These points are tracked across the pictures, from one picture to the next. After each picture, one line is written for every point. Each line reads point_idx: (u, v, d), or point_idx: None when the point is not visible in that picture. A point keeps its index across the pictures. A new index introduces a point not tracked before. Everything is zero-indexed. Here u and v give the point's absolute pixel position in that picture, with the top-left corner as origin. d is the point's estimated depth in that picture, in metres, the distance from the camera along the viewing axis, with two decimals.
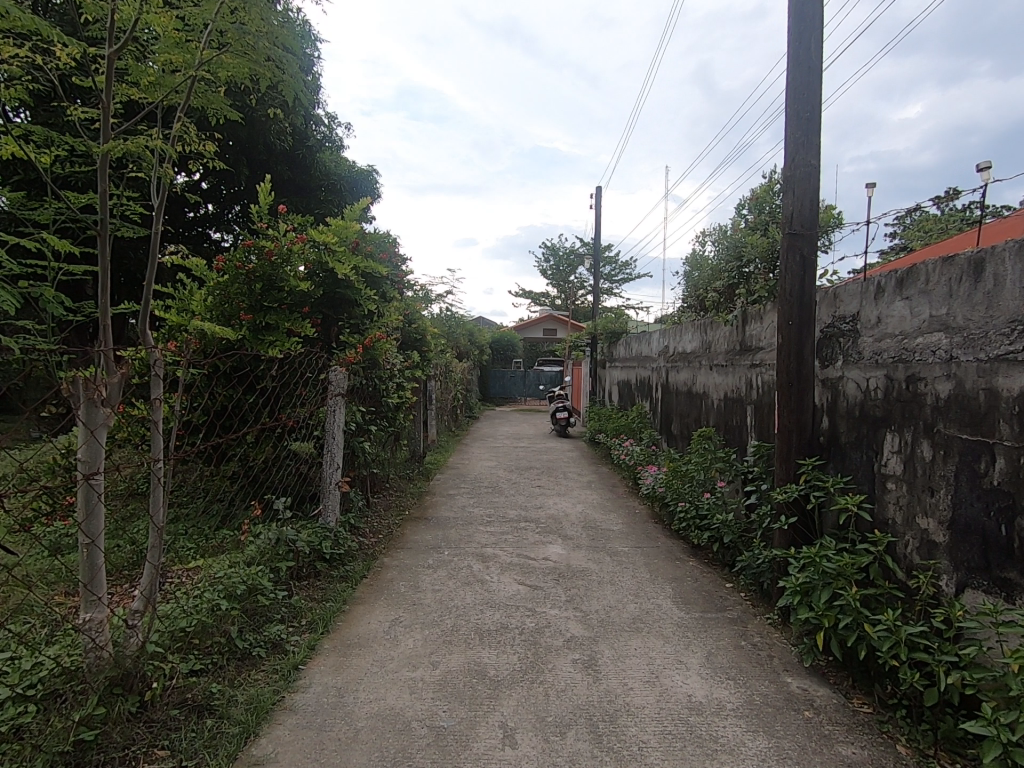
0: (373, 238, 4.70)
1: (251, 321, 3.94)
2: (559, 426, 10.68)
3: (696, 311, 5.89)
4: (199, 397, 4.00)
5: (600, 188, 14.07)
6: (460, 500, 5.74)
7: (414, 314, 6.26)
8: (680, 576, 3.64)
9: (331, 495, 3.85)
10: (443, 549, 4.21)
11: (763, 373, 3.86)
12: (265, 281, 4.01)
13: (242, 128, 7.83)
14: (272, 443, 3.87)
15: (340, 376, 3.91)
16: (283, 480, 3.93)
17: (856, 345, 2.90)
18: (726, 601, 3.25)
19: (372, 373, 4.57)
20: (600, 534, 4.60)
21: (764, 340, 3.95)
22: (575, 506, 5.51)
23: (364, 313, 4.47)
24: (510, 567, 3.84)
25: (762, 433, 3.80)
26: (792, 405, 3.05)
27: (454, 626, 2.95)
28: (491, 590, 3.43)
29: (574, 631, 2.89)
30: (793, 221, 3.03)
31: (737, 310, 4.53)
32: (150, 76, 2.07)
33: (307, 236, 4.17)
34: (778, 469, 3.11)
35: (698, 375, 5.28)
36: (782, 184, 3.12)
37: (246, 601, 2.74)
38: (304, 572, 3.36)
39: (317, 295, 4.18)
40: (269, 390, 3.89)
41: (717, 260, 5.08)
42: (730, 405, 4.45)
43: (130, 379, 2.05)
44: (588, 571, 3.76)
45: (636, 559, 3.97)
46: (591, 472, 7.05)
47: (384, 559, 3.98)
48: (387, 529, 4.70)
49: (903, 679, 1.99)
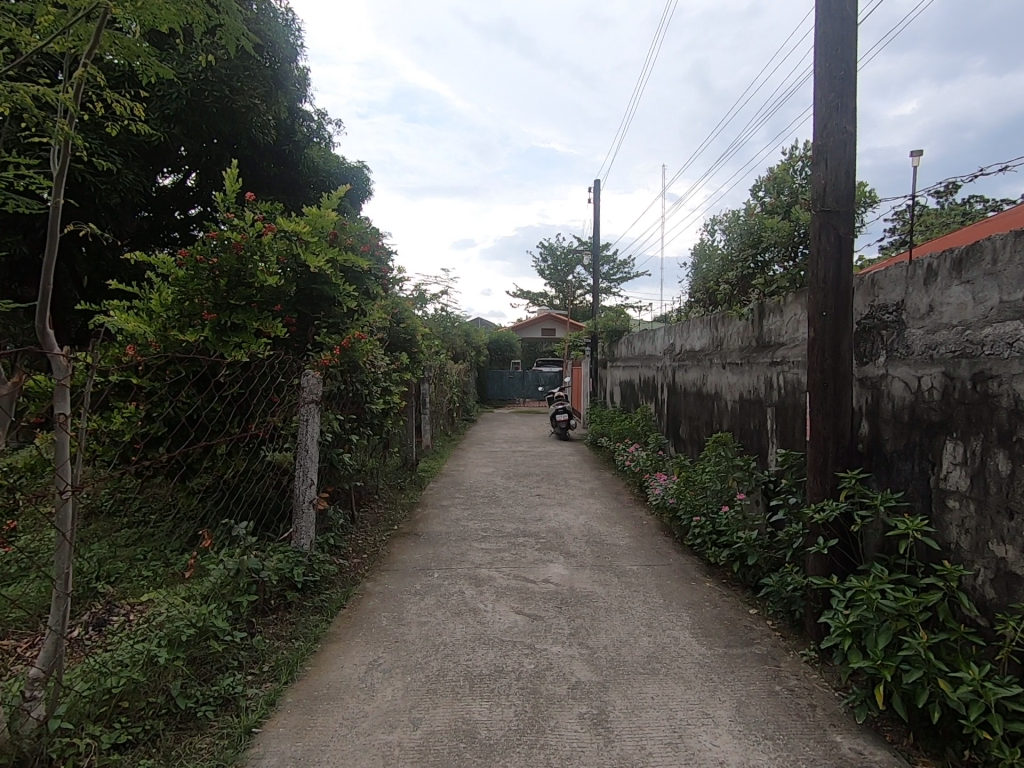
0: (355, 228, 4.28)
1: (214, 321, 3.53)
2: (559, 429, 10.31)
3: (705, 306, 5.48)
4: (159, 407, 3.56)
5: (597, 182, 13.68)
6: (453, 512, 5.34)
7: (403, 313, 5.87)
8: (698, 602, 3.23)
9: (304, 515, 3.43)
10: (433, 570, 3.80)
11: (787, 371, 3.47)
12: (230, 277, 3.62)
13: (222, 120, 7.51)
14: (237, 457, 3.49)
15: (315, 381, 3.50)
16: (255, 494, 3.57)
17: (902, 338, 2.50)
18: (753, 634, 2.85)
19: (354, 377, 4.08)
20: (606, 550, 4.20)
21: (786, 335, 3.58)
22: (577, 517, 5.11)
23: (344, 311, 4.05)
24: (507, 592, 3.44)
25: (786, 439, 3.41)
26: (828, 408, 2.65)
27: (441, 671, 2.54)
28: (485, 623, 3.02)
29: (580, 675, 2.49)
30: (825, 196, 2.62)
31: (752, 302, 4.14)
32: (49, 16, 1.66)
33: (277, 225, 3.77)
34: (812, 483, 2.71)
35: (708, 374, 4.90)
36: (811, 155, 2.72)
37: (194, 648, 2.33)
38: (270, 606, 2.95)
39: (291, 292, 3.80)
40: (234, 397, 3.52)
41: (727, 249, 4.68)
42: (747, 407, 4.06)
43: (25, 391, 1.63)
44: (594, 596, 3.35)
45: (647, 581, 3.57)
46: (594, 478, 6.65)
47: (366, 584, 3.57)
48: (373, 547, 4.30)
49: (996, 754, 1.59)
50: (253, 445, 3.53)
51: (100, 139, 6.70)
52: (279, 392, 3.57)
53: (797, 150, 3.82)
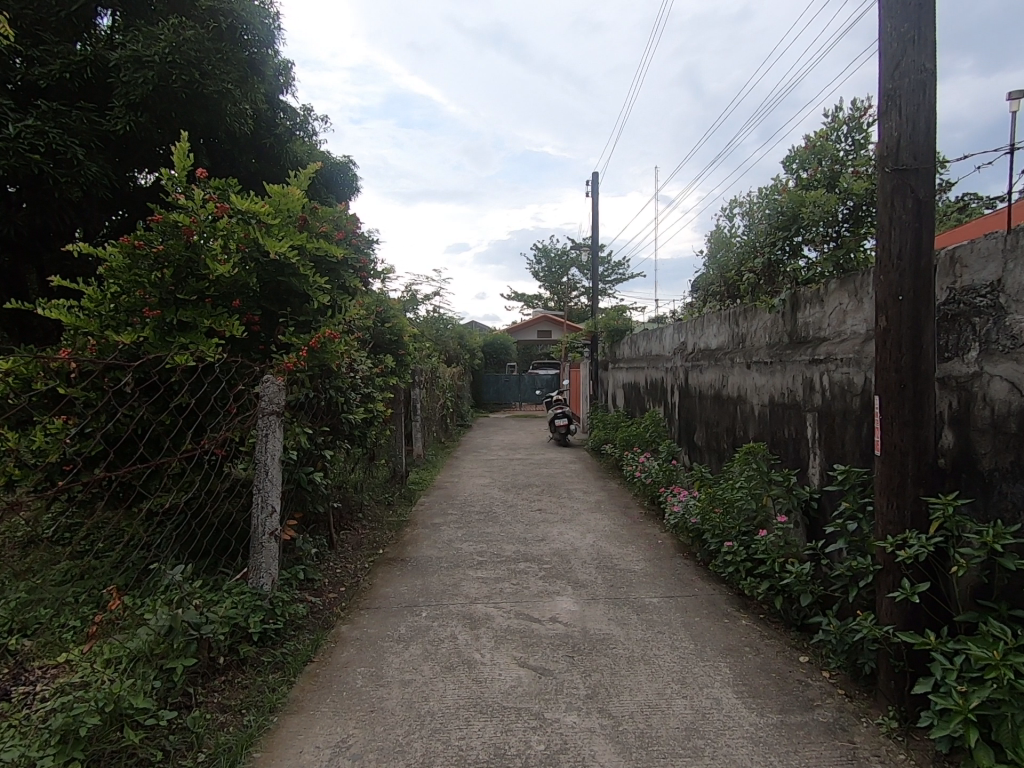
0: (327, 212, 3.72)
1: (157, 318, 2.99)
2: (559, 435, 9.79)
3: (722, 299, 4.95)
4: (95, 421, 2.97)
5: (595, 175, 13.13)
6: (446, 532, 4.79)
7: (388, 311, 5.32)
8: (736, 649, 2.71)
9: (264, 551, 2.83)
10: (420, 607, 3.26)
11: (835, 370, 2.94)
12: (177, 269, 3.10)
13: (195, 109, 6.98)
14: (194, 474, 2.97)
15: (275, 387, 2.86)
16: (216, 519, 3.06)
17: (1002, 327, 1.98)
18: (811, 695, 2.32)
19: (327, 382, 3.48)
20: (620, 578, 3.66)
21: (834, 328, 3.04)
22: (584, 536, 4.56)
23: (315, 307, 3.47)
24: (508, 635, 2.90)
25: (837, 450, 2.88)
26: (906, 416, 2.13)
27: (426, 757, 1.99)
28: (482, 682, 2.47)
29: (603, 761, 1.95)
30: (899, 152, 2.11)
31: (784, 293, 3.61)
32: None
33: (230, 206, 3.22)
34: (883, 509, 2.19)
35: (731, 375, 4.36)
36: (877, 104, 2.19)
37: (99, 745, 1.79)
38: (217, 666, 2.40)
39: (251, 285, 3.24)
40: (183, 409, 3.00)
41: (750, 232, 4.14)
42: (782, 411, 3.52)
43: None
44: (612, 641, 2.81)
45: (672, 618, 3.05)
46: (599, 490, 6.11)
47: (341, 627, 3.03)
48: (352, 578, 3.75)
49: None
50: (213, 463, 2.97)
51: (59, 128, 6.16)
52: (235, 400, 3.03)
53: (840, 115, 3.31)
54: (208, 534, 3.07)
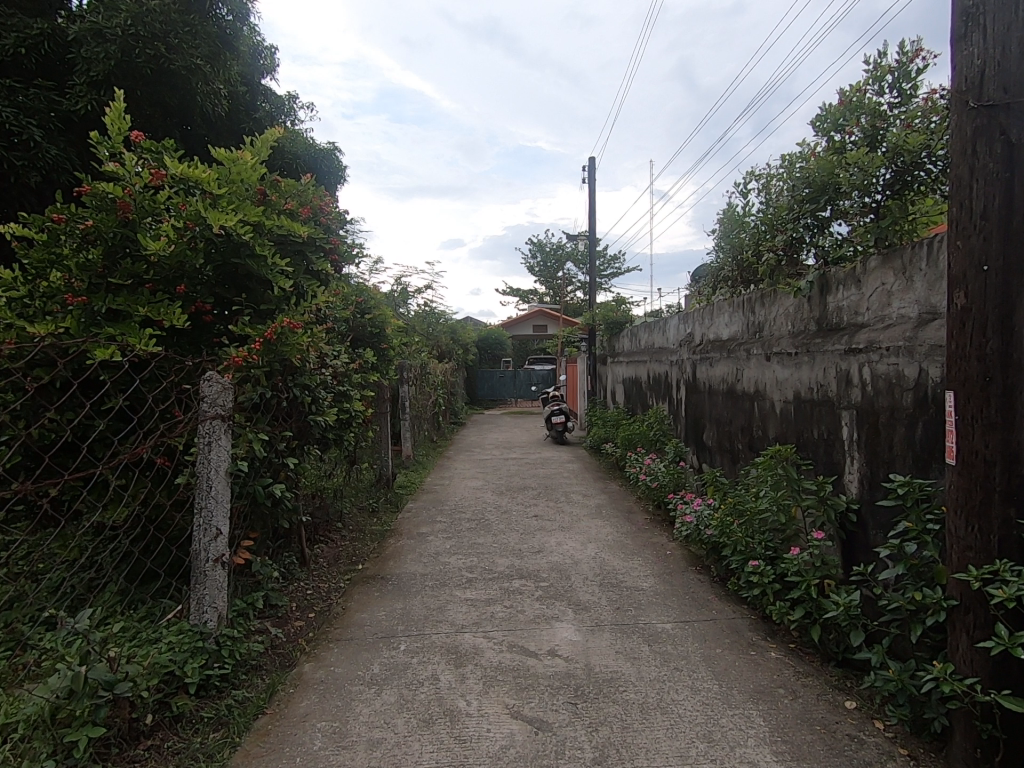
0: (291, 185, 3.26)
1: (83, 305, 2.54)
2: (556, 432, 9.37)
3: (735, 285, 4.50)
4: (11, 426, 2.50)
5: (591, 161, 12.59)
6: (433, 543, 4.36)
7: (369, 302, 4.86)
8: (769, 692, 2.28)
9: (210, 582, 2.39)
10: (399, 638, 2.83)
11: (880, 361, 2.51)
12: (109, 248, 2.67)
13: (163, 89, 6.45)
14: (137, 484, 2.53)
15: (219, 386, 2.41)
16: (160, 540, 2.62)
17: None
18: (867, 757, 1.90)
19: (291, 380, 3.02)
20: (627, 598, 3.24)
21: (879, 312, 2.60)
22: (584, 547, 4.13)
23: (276, 293, 3.01)
24: (501, 676, 2.46)
25: (884, 456, 2.46)
26: (990, 417, 1.70)
27: None
28: (468, 742, 2.04)
29: None
30: (985, 84, 1.68)
31: (813, 273, 3.16)
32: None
33: (168, 172, 2.77)
34: (960, 531, 1.77)
35: (747, 368, 3.92)
36: (956, 26, 1.75)
37: None
38: (143, 729, 1.96)
39: (199, 268, 2.78)
40: (120, 410, 2.55)
41: (769, 207, 3.69)
42: (811, 408, 3.08)
43: None
44: (622, 682, 2.38)
45: (689, 650, 2.62)
46: (599, 493, 5.68)
47: (304, 666, 2.59)
48: (324, 601, 3.31)
49: None
50: (158, 476, 2.54)
51: (13, 107, 5.61)
52: (180, 402, 2.58)
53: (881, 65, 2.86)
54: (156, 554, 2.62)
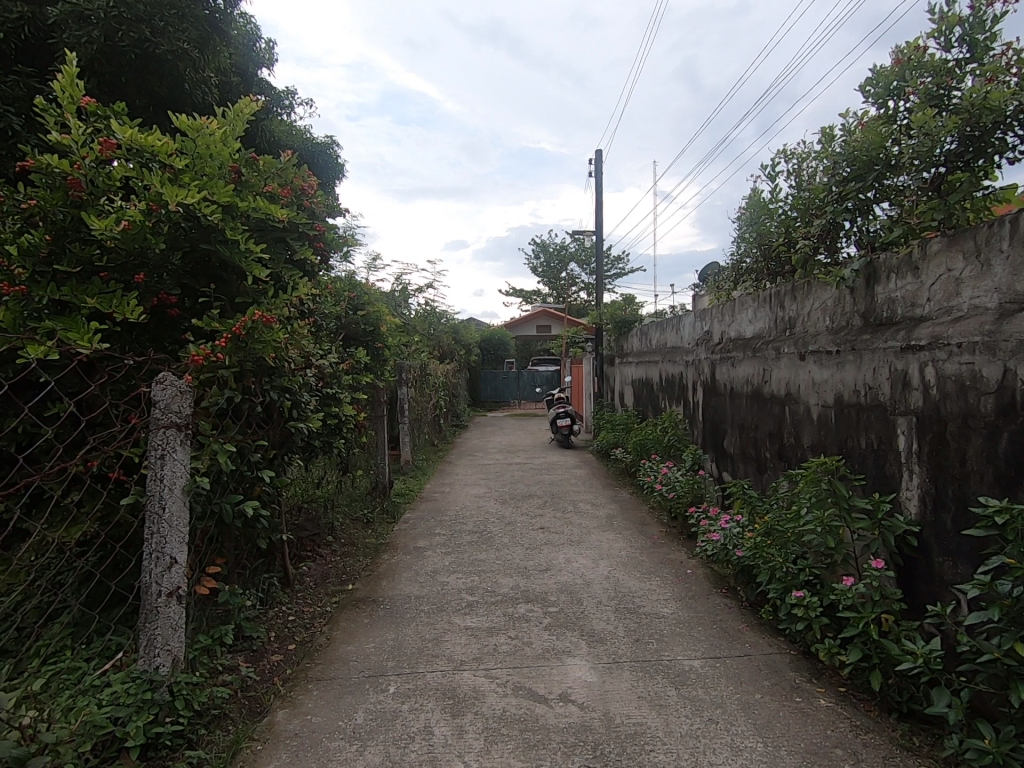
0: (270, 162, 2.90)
1: (22, 295, 2.20)
2: (562, 436, 9.01)
3: (760, 277, 4.12)
4: None
5: (597, 156, 12.16)
6: (431, 559, 3.99)
7: (361, 297, 4.49)
8: (824, 754, 1.91)
9: (163, 620, 2.04)
10: (388, 678, 2.46)
11: (949, 360, 2.13)
12: (59, 231, 2.35)
13: (152, 79, 5.78)
14: (86, 500, 2.19)
15: (174, 389, 2.05)
16: (113, 566, 2.28)
17: None
18: None
19: (267, 382, 2.66)
20: (646, 627, 2.87)
21: (944, 302, 2.22)
22: (596, 565, 3.76)
23: (251, 284, 2.65)
24: (507, 728, 2.10)
25: (954, 473, 2.09)
26: None
27: None
28: None
29: None
30: None
31: (859, 260, 2.78)
32: None
33: (119, 142, 2.40)
34: None
35: (777, 368, 3.54)
36: None
37: None
38: None
39: (161, 254, 2.43)
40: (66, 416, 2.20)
41: (802, 188, 3.31)
42: (858, 414, 2.71)
43: None
44: (649, 739, 2.01)
45: (725, 696, 2.25)
46: (610, 503, 5.30)
47: (276, 714, 2.23)
48: (306, 629, 2.96)
49: None
50: (109, 492, 2.20)
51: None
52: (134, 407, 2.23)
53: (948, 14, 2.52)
54: (108, 581, 2.28)
